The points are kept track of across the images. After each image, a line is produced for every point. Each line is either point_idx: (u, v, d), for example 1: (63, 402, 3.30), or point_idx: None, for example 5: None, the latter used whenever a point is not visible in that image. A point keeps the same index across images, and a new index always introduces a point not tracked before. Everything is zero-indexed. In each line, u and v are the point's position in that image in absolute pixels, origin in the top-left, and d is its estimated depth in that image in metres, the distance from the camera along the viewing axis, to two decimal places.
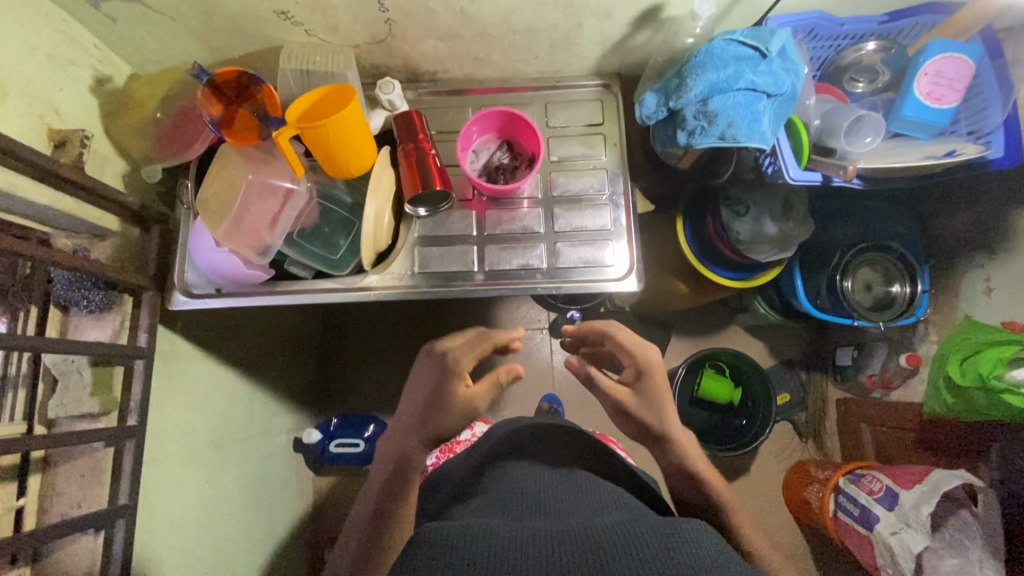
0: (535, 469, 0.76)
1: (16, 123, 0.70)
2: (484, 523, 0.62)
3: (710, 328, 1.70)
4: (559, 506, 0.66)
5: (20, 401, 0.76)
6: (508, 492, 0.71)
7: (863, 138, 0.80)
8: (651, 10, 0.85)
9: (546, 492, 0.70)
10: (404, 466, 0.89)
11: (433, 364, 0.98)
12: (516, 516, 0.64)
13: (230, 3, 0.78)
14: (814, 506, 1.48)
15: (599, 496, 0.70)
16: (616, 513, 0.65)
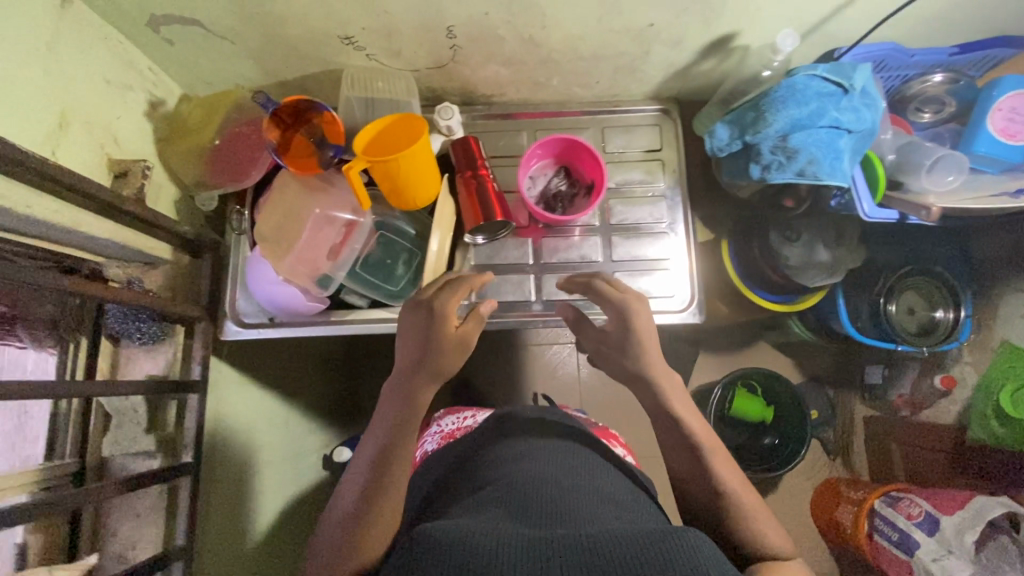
0: (535, 446, 0.69)
1: (79, 157, 0.67)
2: (480, 513, 0.56)
3: (740, 342, 1.53)
4: (557, 493, 0.59)
5: (70, 440, 0.75)
6: (504, 475, 0.64)
7: (942, 176, 0.79)
8: (724, 39, 0.82)
9: (542, 473, 0.63)
10: (398, 438, 0.68)
11: (413, 316, 0.72)
12: (514, 504, 0.57)
13: (294, 28, 0.75)
14: (844, 527, 1.36)
15: (595, 483, 0.64)
16: (607, 505, 0.59)
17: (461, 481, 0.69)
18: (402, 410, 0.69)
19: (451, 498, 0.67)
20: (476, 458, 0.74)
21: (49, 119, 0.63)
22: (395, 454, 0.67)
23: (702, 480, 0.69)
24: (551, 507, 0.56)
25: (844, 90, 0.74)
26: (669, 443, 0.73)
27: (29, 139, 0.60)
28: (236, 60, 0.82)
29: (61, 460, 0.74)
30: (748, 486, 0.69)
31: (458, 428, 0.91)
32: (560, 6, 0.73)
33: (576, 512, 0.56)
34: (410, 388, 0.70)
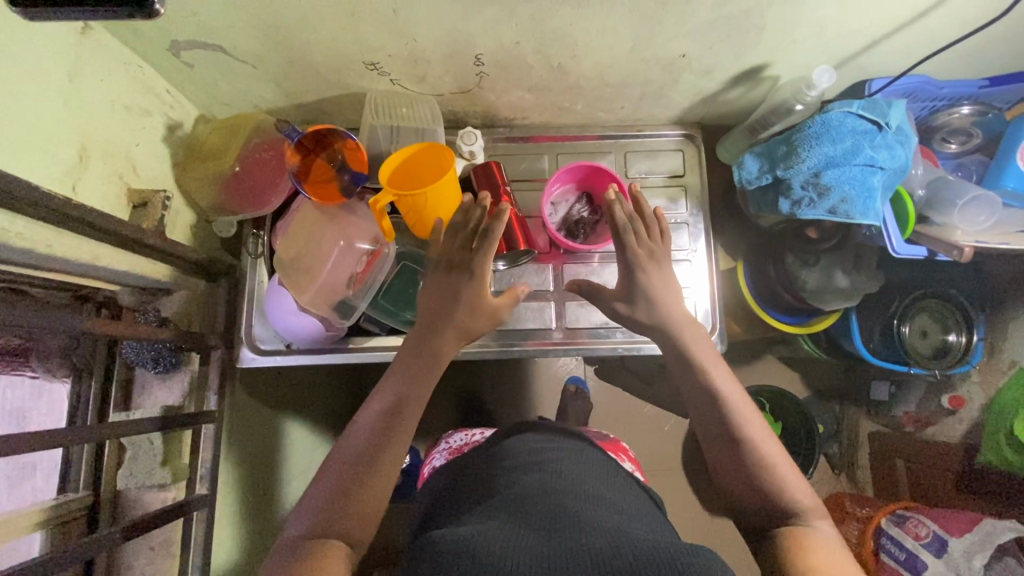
0: (552, 455, 0.68)
1: (96, 190, 0.66)
2: (495, 523, 0.54)
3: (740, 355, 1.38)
4: (572, 501, 0.58)
5: (83, 473, 0.75)
6: (521, 483, 0.62)
7: (973, 216, 0.78)
8: (755, 69, 0.81)
9: (559, 483, 0.61)
10: (414, 393, 0.67)
11: (442, 287, 0.69)
12: (530, 515, 0.55)
13: (319, 54, 0.73)
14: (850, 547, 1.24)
15: (610, 493, 0.63)
16: (617, 512, 0.59)
17: (478, 487, 0.67)
18: (418, 369, 0.68)
19: (472, 500, 0.65)
20: (494, 461, 0.71)
21: (69, 151, 0.61)
22: (410, 409, 0.66)
23: (750, 479, 0.63)
24: (566, 515, 0.55)
25: (879, 127, 0.74)
26: (711, 438, 0.67)
27: (49, 175, 0.59)
28: (256, 83, 0.80)
29: (75, 492, 0.74)
30: (805, 491, 0.62)
31: (465, 444, 0.89)
32: (591, 36, 0.72)
33: (588, 517, 0.55)
34: (431, 350, 0.69)
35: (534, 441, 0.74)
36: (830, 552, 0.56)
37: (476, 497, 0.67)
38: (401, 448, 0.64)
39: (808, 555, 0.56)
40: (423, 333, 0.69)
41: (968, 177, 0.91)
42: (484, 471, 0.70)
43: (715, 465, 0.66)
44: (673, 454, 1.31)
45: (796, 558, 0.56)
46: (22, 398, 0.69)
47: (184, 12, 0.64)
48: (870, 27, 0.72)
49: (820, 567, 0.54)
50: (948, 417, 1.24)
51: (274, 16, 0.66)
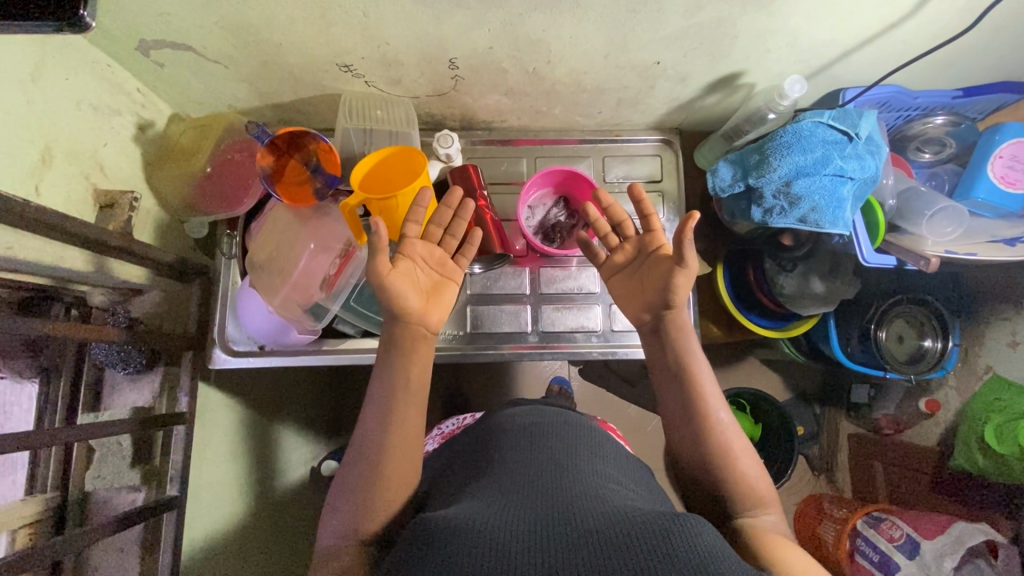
0: (544, 428, 0.68)
1: (60, 191, 0.65)
2: (479, 499, 0.54)
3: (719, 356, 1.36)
4: (562, 476, 0.57)
5: (51, 472, 0.73)
6: (511, 459, 0.62)
7: (940, 227, 0.80)
8: (730, 77, 0.81)
9: (542, 458, 0.61)
10: (408, 389, 0.65)
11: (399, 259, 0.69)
12: (513, 489, 0.55)
13: (291, 55, 0.73)
14: (824, 546, 1.23)
15: (612, 469, 0.63)
16: (610, 482, 0.59)
17: (467, 463, 0.67)
18: (398, 358, 0.66)
19: (455, 480, 0.64)
20: (482, 438, 0.70)
21: (32, 153, 0.60)
22: (409, 405, 0.65)
23: (716, 468, 0.64)
24: (559, 488, 0.55)
25: (849, 137, 0.75)
26: (676, 425, 0.67)
27: (10, 177, 0.58)
28: (229, 83, 0.79)
29: (42, 493, 0.72)
30: (764, 478, 0.64)
31: (456, 428, 0.89)
32: (565, 42, 0.72)
33: (579, 487, 0.55)
34: (407, 334, 0.67)
35: (521, 414, 0.73)
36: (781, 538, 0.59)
37: (457, 472, 0.66)
38: (410, 447, 0.64)
39: (766, 540, 0.59)
40: (401, 320, 0.67)
41: (940, 186, 0.92)
42: (473, 446, 0.70)
43: (679, 448, 0.67)
44: (654, 453, 1.32)
45: (760, 550, 0.57)
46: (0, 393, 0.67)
47: (150, 12, 0.63)
48: (842, 38, 0.72)
49: (783, 558, 0.55)
50: (925, 421, 1.26)
51: (243, 18, 0.65)
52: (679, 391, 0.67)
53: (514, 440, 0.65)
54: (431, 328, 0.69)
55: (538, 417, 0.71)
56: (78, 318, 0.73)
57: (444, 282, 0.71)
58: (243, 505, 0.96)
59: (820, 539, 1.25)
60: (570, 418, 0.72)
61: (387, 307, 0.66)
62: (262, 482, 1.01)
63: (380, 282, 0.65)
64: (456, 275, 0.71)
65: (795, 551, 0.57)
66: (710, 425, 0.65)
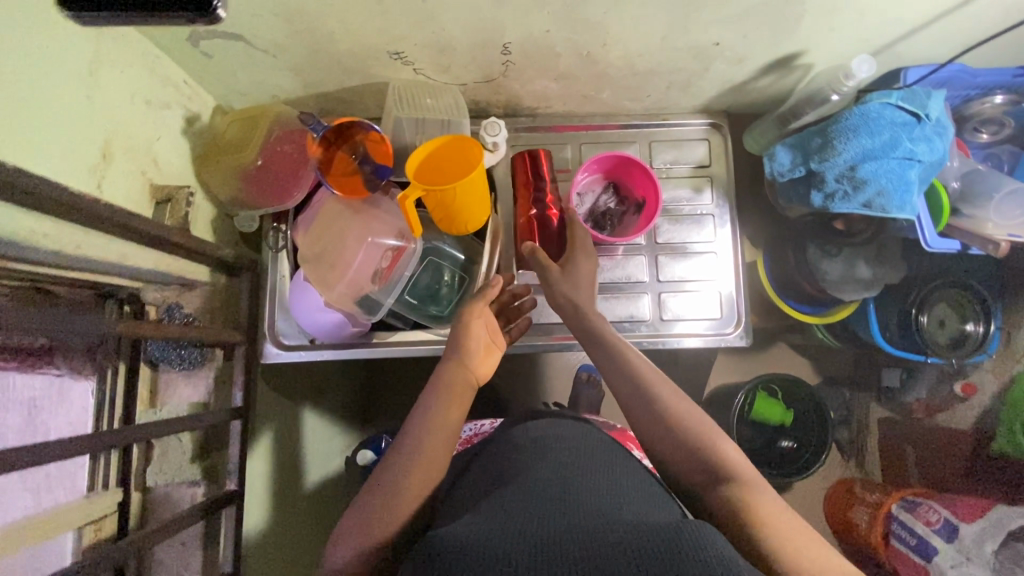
0: (561, 444, 0.67)
1: (120, 188, 0.64)
2: (483, 513, 0.54)
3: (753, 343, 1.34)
4: (582, 494, 0.56)
5: (111, 471, 0.74)
6: (524, 473, 0.61)
7: (1009, 211, 0.76)
8: (788, 57, 0.79)
9: (540, 468, 0.61)
10: (438, 423, 0.67)
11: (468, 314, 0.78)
12: (515, 501, 0.55)
13: (343, 43, 0.71)
14: (858, 530, 1.23)
15: (625, 479, 0.62)
16: (621, 498, 0.57)
17: (483, 476, 0.65)
18: (444, 395, 0.70)
19: (470, 491, 0.63)
20: (498, 452, 0.69)
21: (93, 150, 0.59)
22: (434, 435, 0.67)
23: (669, 431, 0.64)
24: (561, 503, 0.54)
25: (918, 119, 0.72)
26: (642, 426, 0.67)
27: (74, 174, 0.57)
28: (276, 73, 0.77)
29: (102, 490, 0.73)
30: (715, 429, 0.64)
31: (475, 435, 0.89)
32: (624, 25, 0.70)
33: (586, 504, 0.54)
34: (459, 377, 0.73)
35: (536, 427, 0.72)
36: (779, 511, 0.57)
37: (474, 482, 0.65)
38: (432, 458, 0.65)
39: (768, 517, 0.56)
40: (462, 365, 0.74)
41: (998, 166, 0.91)
42: (490, 460, 0.69)
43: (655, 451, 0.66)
44: None
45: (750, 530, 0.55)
46: (43, 393, 0.67)
47: None
48: (912, 15, 0.69)
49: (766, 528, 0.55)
50: (960, 405, 1.27)
51: (300, 7, 0.64)
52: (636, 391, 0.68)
53: (525, 455, 0.65)
54: (479, 379, 0.76)
55: (557, 432, 0.70)
56: (130, 313, 0.75)
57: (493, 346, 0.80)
58: (282, 498, 0.96)
59: (854, 523, 1.25)
60: (589, 436, 0.71)
61: (460, 347, 0.75)
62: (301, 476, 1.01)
63: (466, 322, 0.76)
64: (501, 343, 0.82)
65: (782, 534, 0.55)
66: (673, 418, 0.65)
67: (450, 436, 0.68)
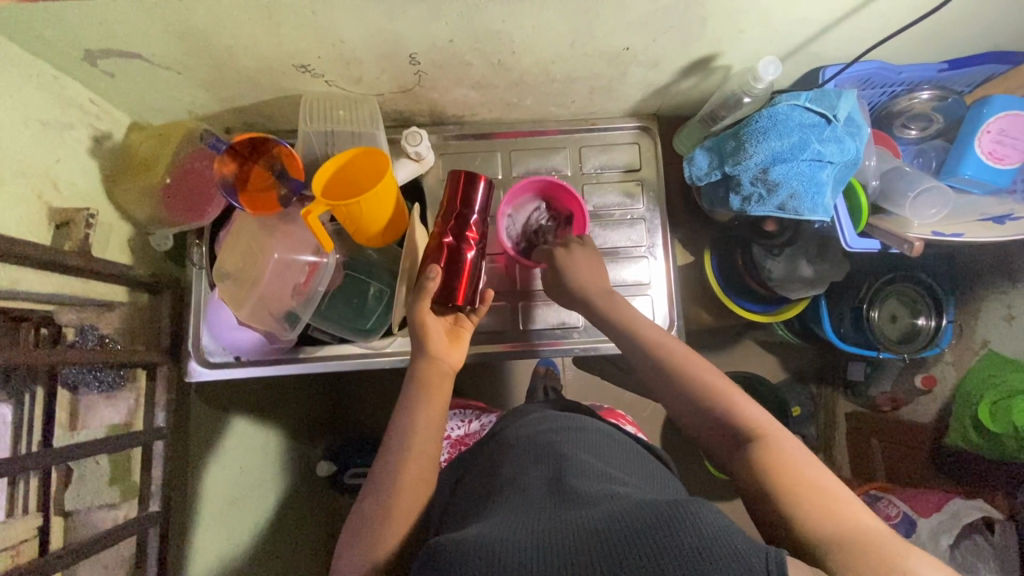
0: (550, 434, 0.66)
1: (11, 212, 0.63)
2: (496, 515, 0.52)
3: (711, 343, 1.33)
4: (575, 478, 0.56)
5: (33, 497, 0.71)
6: (519, 470, 0.59)
7: (923, 209, 0.77)
8: (704, 59, 0.78)
9: (538, 463, 0.60)
10: (425, 425, 0.66)
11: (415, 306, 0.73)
12: (525, 503, 0.53)
13: (245, 57, 0.70)
14: None
15: (619, 465, 0.63)
16: (612, 482, 0.56)
17: (479, 474, 0.64)
18: (419, 392, 0.68)
19: (467, 489, 0.63)
20: (495, 446, 0.69)
21: None
22: (424, 433, 0.66)
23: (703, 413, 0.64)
24: (565, 497, 0.52)
25: (827, 120, 0.72)
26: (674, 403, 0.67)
27: None
28: (185, 89, 0.77)
29: (22, 515, 0.70)
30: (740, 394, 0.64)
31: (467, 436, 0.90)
32: (528, 32, 0.69)
33: (587, 491, 0.53)
34: (433, 372, 0.70)
35: (528, 421, 0.71)
36: (808, 473, 0.55)
37: (471, 480, 0.64)
38: (424, 461, 0.65)
39: (793, 485, 0.54)
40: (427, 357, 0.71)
41: (927, 163, 0.89)
42: (489, 454, 0.68)
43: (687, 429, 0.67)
44: (647, 442, 1.29)
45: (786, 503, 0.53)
46: None
47: (90, 22, 0.61)
48: (815, 17, 0.69)
49: (800, 497, 0.53)
50: (921, 397, 1.22)
51: (189, 24, 0.63)
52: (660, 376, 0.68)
53: (520, 448, 0.64)
54: (453, 368, 0.73)
55: (550, 423, 0.69)
56: (49, 337, 0.69)
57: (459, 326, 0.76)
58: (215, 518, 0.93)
59: None
60: (585, 424, 0.70)
61: (420, 340, 0.72)
62: (245, 493, 0.99)
63: (423, 316, 0.71)
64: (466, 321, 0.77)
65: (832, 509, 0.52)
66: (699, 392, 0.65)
67: (438, 434, 0.67)
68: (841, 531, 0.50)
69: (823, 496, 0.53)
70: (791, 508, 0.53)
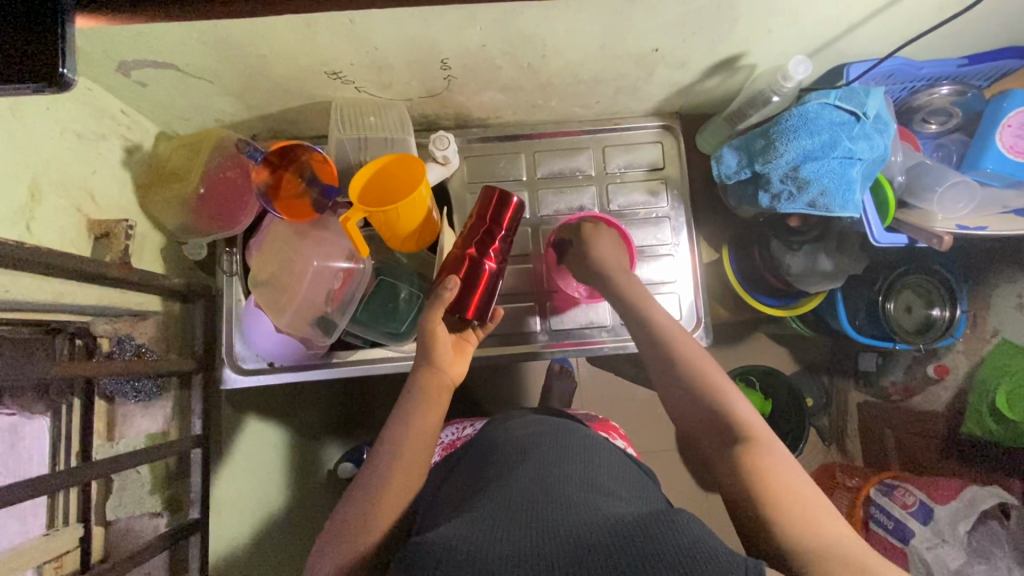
0: (541, 436, 0.67)
1: (53, 226, 0.63)
2: (474, 513, 0.52)
3: (729, 338, 1.34)
4: (562, 481, 0.56)
5: (73, 507, 0.72)
6: (507, 469, 0.60)
7: (953, 202, 0.79)
8: (730, 59, 0.79)
9: (527, 462, 0.60)
10: (418, 430, 0.67)
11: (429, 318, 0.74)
12: (507, 500, 0.53)
13: (279, 66, 0.70)
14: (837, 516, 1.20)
15: (608, 463, 0.64)
16: (603, 489, 0.57)
17: (468, 471, 0.65)
18: (419, 401, 0.69)
19: (451, 487, 0.63)
20: (483, 444, 0.70)
21: (19, 190, 0.59)
22: (415, 440, 0.67)
23: (701, 409, 0.64)
24: (551, 501, 0.52)
25: (857, 117, 0.73)
26: (672, 395, 0.68)
27: None
28: (216, 98, 0.77)
29: (63, 526, 0.70)
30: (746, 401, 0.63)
31: (458, 438, 0.86)
32: (559, 36, 0.70)
33: (573, 498, 0.53)
34: (435, 383, 0.72)
35: (516, 425, 0.72)
36: (797, 483, 0.55)
37: (456, 478, 0.65)
38: (412, 464, 0.65)
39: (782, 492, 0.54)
40: (431, 368, 0.72)
41: (947, 157, 0.90)
42: (478, 452, 0.68)
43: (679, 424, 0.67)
44: (668, 437, 1.30)
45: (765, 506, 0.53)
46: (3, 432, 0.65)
47: (130, 35, 0.61)
48: (845, 16, 0.70)
49: (780, 495, 0.53)
50: (934, 386, 1.23)
51: (226, 34, 0.63)
52: (668, 367, 0.68)
53: (509, 450, 0.64)
54: (453, 379, 0.74)
55: (539, 427, 0.70)
56: (83, 348, 0.72)
57: (462, 340, 0.78)
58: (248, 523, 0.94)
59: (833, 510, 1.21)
60: (573, 427, 0.71)
61: (427, 350, 0.73)
62: (275, 498, 0.99)
63: (435, 325, 0.73)
64: (472, 335, 0.79)
65: (824, 523, 0.51)
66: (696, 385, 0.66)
67: (430, 440, 0.68)
68: (825, 547, 0.49)
69: (810, 508, 0.52)
70: (779, 511, 0.52)
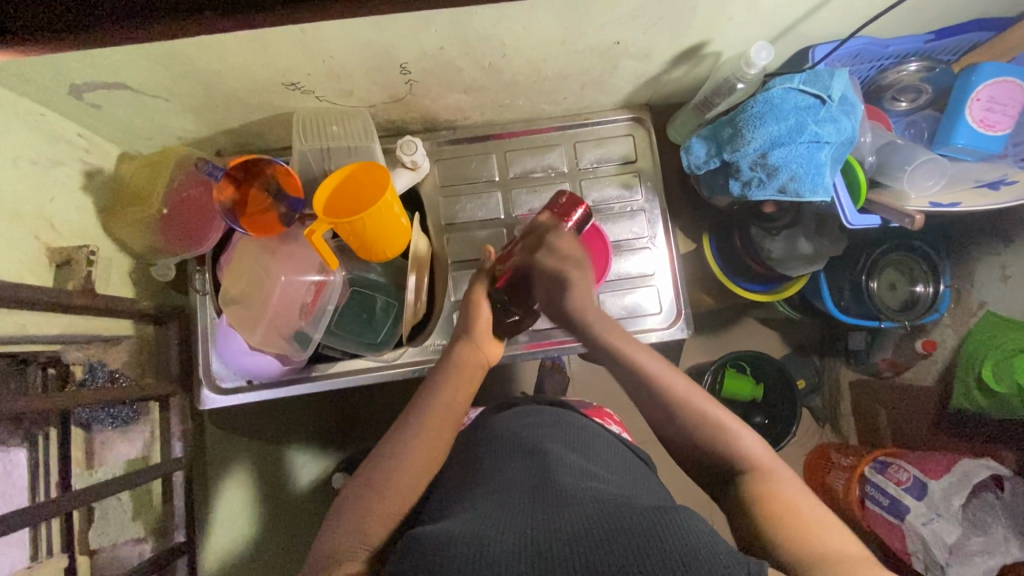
0: (538, 429, 0.66)
1: (10, 259, 0.62)
2: (473, 510, 0.51)
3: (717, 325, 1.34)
4: (559, 471, 0.55)
5: (55, 537, 0.71)
6: (504, 466, 0.58)
7: (921, 180, 0.80)
8: (694, 48, 0.78)
9: (525, 458, 0.59)
10: (442, 411, 0.66)
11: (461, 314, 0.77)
12: (508, 499, 0.52)
13: (235, 80, 0.69)
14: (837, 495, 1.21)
15: (599, 454, 0.64)
16: (597, 479, 0.56)
17: (462, 467, 0.63)
18: (450, 378, 0.69)
19: (445, 486, 0.62)
20: (481, 439, 0.68)
21: None
22: (438, 424, 0.65)
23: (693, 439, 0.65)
24: (549, 494, 0.51)
25: (822, 100, 0.72)
26: (657, 416, 0.68)
27: None
28: (174, 116, 0.75)
29: (47, 558, 0.70)
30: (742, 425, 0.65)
31: None
32: (517, 34, 0.69)
33: (572, 488, 0.52)
34: (471, 361, 0.72)
35: (512, 416, 0.71)
36: (799, 501, 0.56)
37: (452, 475, 0.63)
38: (429, 450, 0.63)
39: (791, 513, 0.55)
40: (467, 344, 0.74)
41: (919, 134, 0.90)
42: (472, 448, 0.67)
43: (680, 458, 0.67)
44: None
45: (770, 522, 0.55)
46: None
47: (76, 57, 0.59)
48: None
49: (784, 507, 0.55)
50: (923, 361, 1.20)
51: (174, 52, 0.62)
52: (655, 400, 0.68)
53: (506, 445, 0.63)
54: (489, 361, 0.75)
55: (535, 417, 0.69)
56: (57, 377, 0.71)
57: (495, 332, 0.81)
58: (237, 537, 0.93)
59: (832, 490, 1.22)
60: (572, 420, 0.70)
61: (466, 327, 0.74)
62: (266, 512, 0.98)
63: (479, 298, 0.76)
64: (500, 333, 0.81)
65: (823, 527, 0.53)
66: (689, 409, 0.66)
67: (454, 425, 0.67)
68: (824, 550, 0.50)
69: (812, 522, 0.54)
70: (795, 535, 0.53)
